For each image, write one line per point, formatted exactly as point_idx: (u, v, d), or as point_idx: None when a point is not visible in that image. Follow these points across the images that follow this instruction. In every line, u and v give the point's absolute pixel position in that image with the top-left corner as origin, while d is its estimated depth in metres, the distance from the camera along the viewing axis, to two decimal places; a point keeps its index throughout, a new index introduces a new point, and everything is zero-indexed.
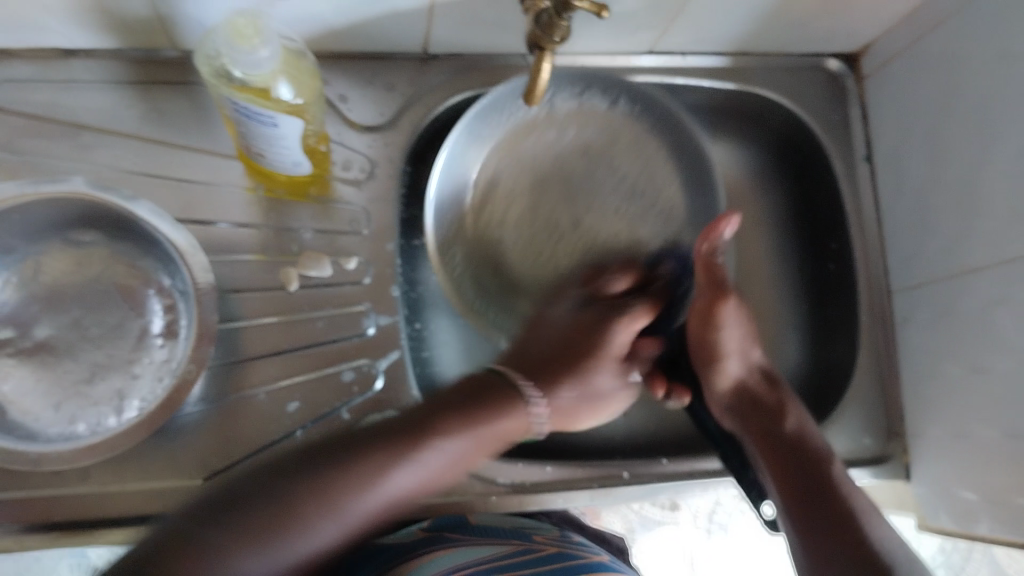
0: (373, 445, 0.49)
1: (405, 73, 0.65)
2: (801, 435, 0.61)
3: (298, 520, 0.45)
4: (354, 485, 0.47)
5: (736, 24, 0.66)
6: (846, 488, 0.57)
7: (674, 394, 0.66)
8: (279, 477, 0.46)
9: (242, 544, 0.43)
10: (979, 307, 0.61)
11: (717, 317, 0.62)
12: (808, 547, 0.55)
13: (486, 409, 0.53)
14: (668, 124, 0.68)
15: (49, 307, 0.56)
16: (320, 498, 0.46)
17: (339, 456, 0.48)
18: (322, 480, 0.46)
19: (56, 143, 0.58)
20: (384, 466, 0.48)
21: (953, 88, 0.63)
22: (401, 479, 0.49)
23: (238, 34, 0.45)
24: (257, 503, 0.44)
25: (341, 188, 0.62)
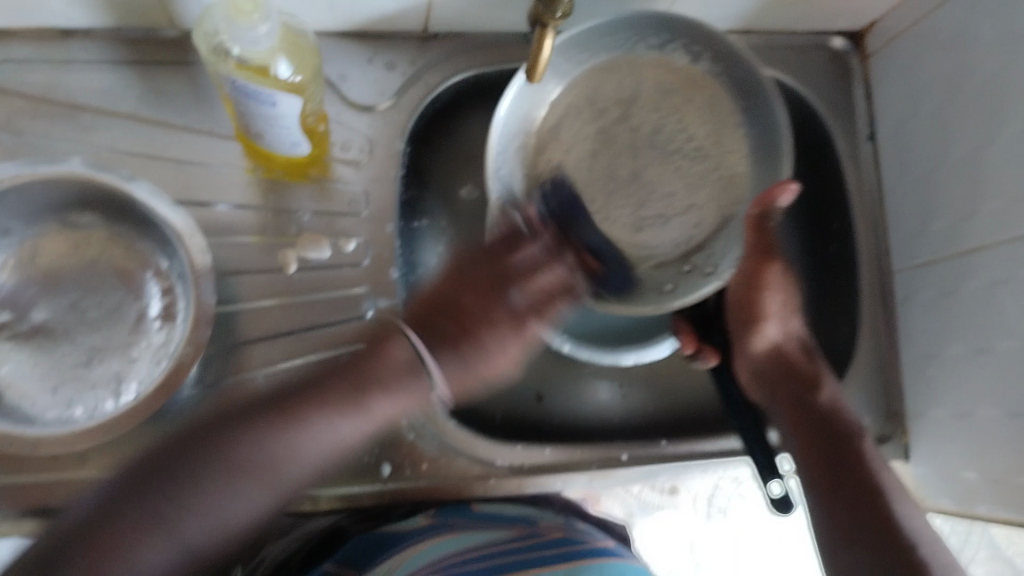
0: (271, 418, 0.47)
1: (405, 53, 0.64)
2: (835, 405, 0.60)
3: (185, 505, 0.44)
4: (242, 455, 0.46)
5: (740, 2, 0.65)
6: (878, 465, 0.56)
7: (702, 355, 0.66)
8: (153, 470, 0.44)
9: (140, 536, 0.42)
10: (982, 287, 0.61)
11: (763, 279, 0.62)
12: (833, 517, 0.54)
13: (360, 376, 0.49)
14: (746, 87, 0.63)
15: (45, 289, 0.55)
16: (224, 476, 0.45)
17: (224, 433, 0.46)
18: (233, 453, 0.46)
19: (55, 124, 0.57)
20: (284, 434, 0.47)
21: (957, 67, 0.62)
22: (335, 429, 0.48)
23: (237, 10, 0.43)
24: (146, 497, 0.43)
25: (340, 169, 0.62)
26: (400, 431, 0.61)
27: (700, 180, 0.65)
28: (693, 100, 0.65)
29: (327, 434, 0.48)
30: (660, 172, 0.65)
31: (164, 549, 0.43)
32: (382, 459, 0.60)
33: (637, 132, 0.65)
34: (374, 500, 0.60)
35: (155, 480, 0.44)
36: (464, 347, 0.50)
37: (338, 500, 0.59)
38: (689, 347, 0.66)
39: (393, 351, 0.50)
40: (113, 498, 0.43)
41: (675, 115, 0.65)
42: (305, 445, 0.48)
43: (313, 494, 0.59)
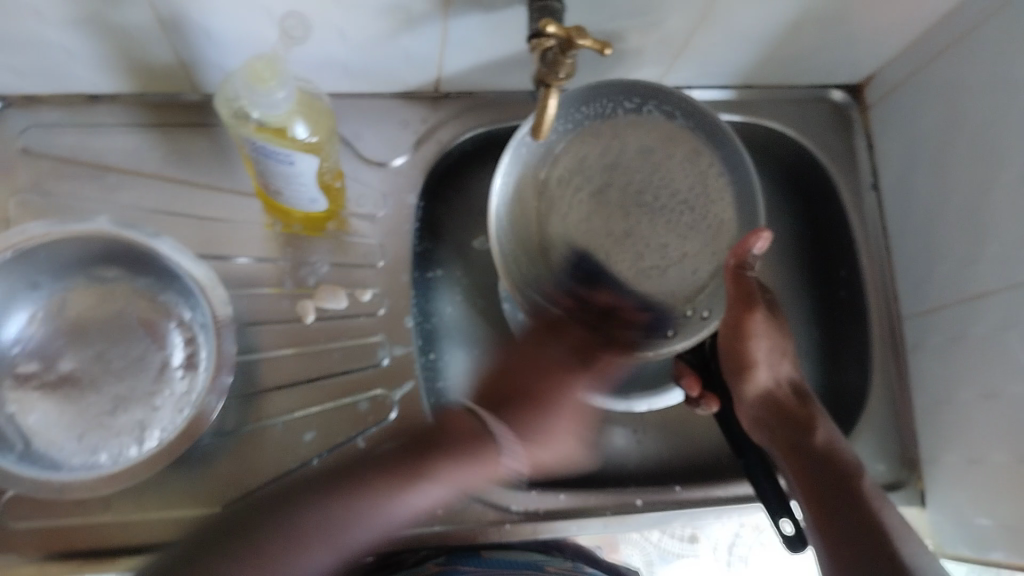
0: (421, 454, 0.55)
1: (418, 112, 0.67)
2: (831, 446, 0.60)
3: (326, 537, 0.51)
4: (364, 518, 0.52)
5: (740, 59, 0.68)
6: (877, 505, 0.56)
7: (703, 401, 0.69)
8: (303, 499, 0.52)
9: (251, 556, 0.48)
10: (988, 331, 0.62)
11: (747, 326, 0.62)
12: (827, 542, 0.55)
13: (461, 447, 0.56)
14: (721, 143, 0.65)
15: (74, 341, 0.58)
16: (341, 490, 0.52)
17: (354, 475, 0.54)
18: (339, 493, 0.52)
19: (80, 183, 0.60)
20: (400, 489, 0.54)
21: (955, 117, 0.64)
22: (432, 492, 0.55)
23: (256, 76, 0.46)
24: (315, 506, 0.51)
25: (356, 223, 0.64)
26: None
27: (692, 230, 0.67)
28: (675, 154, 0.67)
29: (415, 500, 0.54)
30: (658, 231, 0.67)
31: (286, 575, 0.49)
32: None
33: (627, 188, 0.67)
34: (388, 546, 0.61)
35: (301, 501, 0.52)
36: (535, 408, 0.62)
37: None
38: (693, 390, 0.69)
39: (454, 424, 0.58)
40: (229, 518, 0.51)
41: (654, 172, 0.67)
42: (451, 477, 0.56)
43: None
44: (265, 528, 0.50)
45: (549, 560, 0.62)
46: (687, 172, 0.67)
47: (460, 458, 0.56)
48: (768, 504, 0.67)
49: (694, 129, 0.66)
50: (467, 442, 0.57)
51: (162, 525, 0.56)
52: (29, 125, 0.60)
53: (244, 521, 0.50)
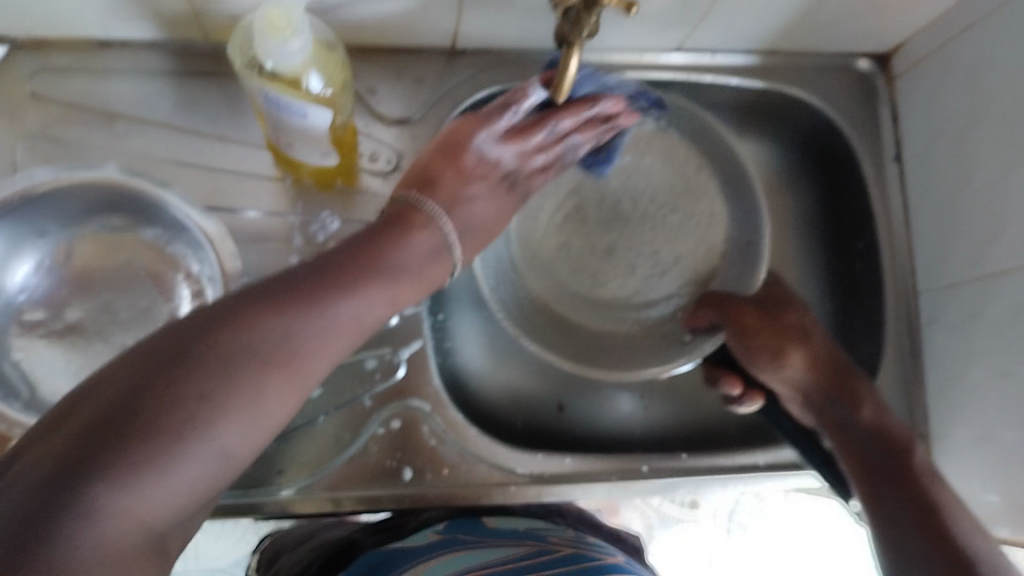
0: (339, 270, 0.43)
1: (433, 68, 0.65)
2: (879, 423, 0.57)
3: (250, 398, 0.36)
4: (255, 397, 0.36)
5: (767, 23, 0.66)
6: (925, 474, 0.53)
7: (746, 398, 0.65)
8: (203, 341, 0.36)
9: (174, 413, 0.33)
10: (1007, 310, 0.60)
11: (747, 323, 0.61)
12: (885, 526, 0.52)
13: (395, 227, 0.47)
14: (697, 136, 0.68)
15: (80, 290, 0.57)
16: (203, 366, 0.35)
17: (253, 315, 0.38)
18: (203, 345, 0.36)
19: (90, 130, 0.59)
20: (285, 329, 0.38)
21: (985, 89, 0.62)
22: (371, 301, 0.43)
23: (272, 26, 0.44)
24: (234, 333, 0.37)
25: (368, 180, 0.63)
26: (422, 437, 0.61)
27: (683, 227, 0.70)
28: (658, 150, 0.70)
29: (345, 315, 0.41)
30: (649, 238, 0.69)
31: (233, 438, 0.35)
32: (403, 463, 0.60)
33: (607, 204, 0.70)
34: (392, 504, 0.60)
35: (202, 348, 0.35)
36: (422, 183, 0.51)
37: (360, 502, 0.59)
38: (737, 387, 0.65)
39: (414, 242, 0.48)
40: (125, 364, 0.34)
41: (635, 181, 0.70)
42: (399, 295, 0.46)
43: (335, 495, 0.58)
44: (127, 424, 0.32)
45: (553, 535, 0.61)
46: (666, 174, 0.70)
47: (376, 262, 0.44)
48: (774, 475, 0.67)
49: (668, 127, 0.69)
50: (363, 267, 0.44)
51: None
52: (38, 68, 0.59)
53: (165, 354, 0.35)
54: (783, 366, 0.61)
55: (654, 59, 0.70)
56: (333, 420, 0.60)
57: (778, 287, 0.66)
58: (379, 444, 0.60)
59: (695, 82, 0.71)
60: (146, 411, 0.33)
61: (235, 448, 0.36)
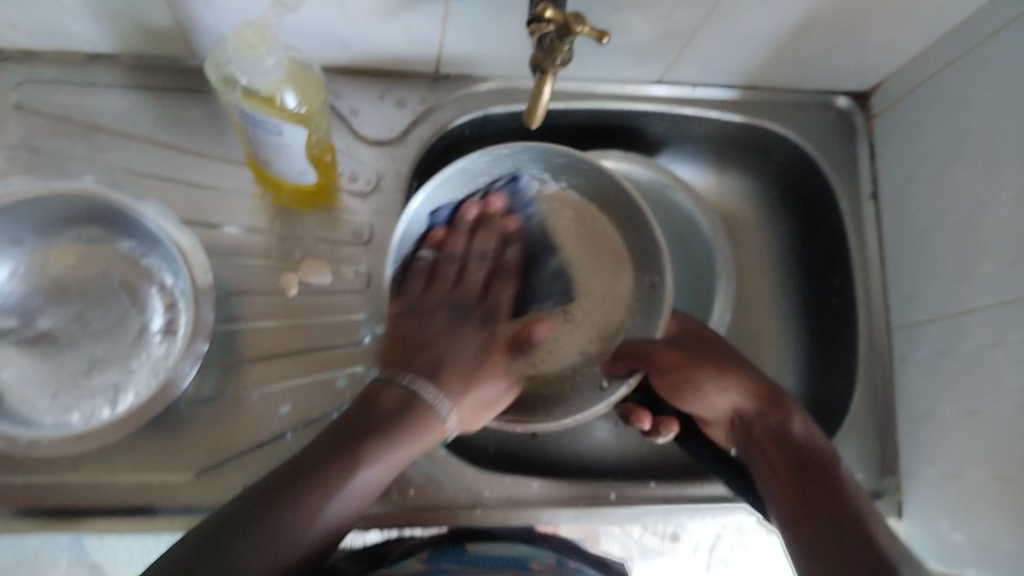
0: (358, 449, 0.48)
1: (416, 92, 0.66)
2: (808, 439, 0.57)
3: (279, 550, 0.44)
4: (295, 523, 0.45)
5: (746, 58, 0.67)
6: (852, 488, 0.52)
7: (662, 428, 0.65)
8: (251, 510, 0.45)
9: None
10: (976, 349, 0.61)
11: (660, 360, 0.62)
12: (802, 536, 0.50)
13: (395, 422, 0.50)
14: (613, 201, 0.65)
15: (53, 300, 0.57)
16: (251, 552, 0.43)
17: (292, 491, 0.46)
18: (227, 548, 0.43)
19: (73, 143, 0.60)
20: (318, 502, 0.46)
21: (958, 131, 0.63)
22: (374, 472, 0.49)
23: (245, 42, 0.45)
24: (267, 510, 0.45)
25: (346, 200, 0.64)
26: None
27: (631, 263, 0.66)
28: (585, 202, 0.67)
29: (356, 487, 0.48)
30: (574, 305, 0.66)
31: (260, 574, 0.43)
32: None
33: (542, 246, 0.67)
34: (359, 523, 0.61)
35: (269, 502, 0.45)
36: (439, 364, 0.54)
37: None
38: (646, 422, 0.65)
39: (385, 399, 0.51)
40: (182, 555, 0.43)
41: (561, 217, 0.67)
42: (401, 456, 0.50)
43: None
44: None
45: (536, 560, 0.60)
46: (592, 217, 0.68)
47: (393, 437, 0.49)
48: (745, 506, 0.66)
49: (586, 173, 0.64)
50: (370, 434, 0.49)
51: (135, 490, 0.56)
52: (24, 80, 0.60)
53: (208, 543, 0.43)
54: (704, 396, 0.62)
55: (636, 90, 0.71)
56: (299, 437, 0.58)
57: (692, 321, 0.67)
58: None
59: (676, 114, 0.72)
60: None
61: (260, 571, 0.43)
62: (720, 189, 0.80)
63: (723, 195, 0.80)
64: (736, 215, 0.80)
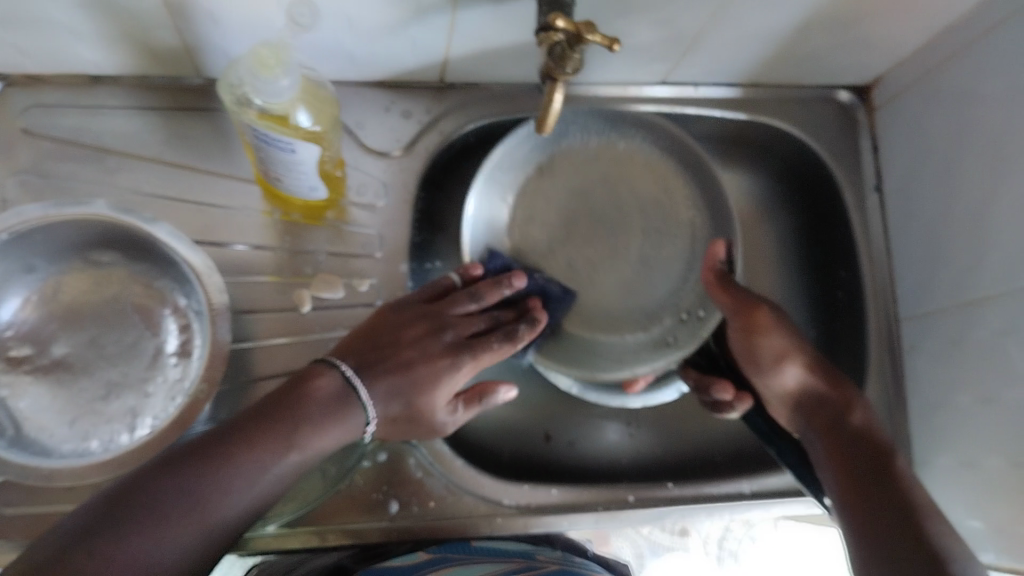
0: (257, 433, 0.46)
1: (421, 102, 0.66)
2: (866, 427, 0.58)
3: (171, 521, 0.41)
4: (196, 506, 0.42)
5: (748, 58, 0.67)
6: (908, 478, 0.53)
7: (738, 401, 0.66)
8: (147, 490, 0.42)
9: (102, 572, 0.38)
10: (987, 341, 0.61)
11: (758, 318, 0.62)
12: (850, 516, 0.52)
13: (293, 416, 0.47)
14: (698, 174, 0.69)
15: (67, 325, 0.57)
16: (166, 513, 0.41)
17: (174, 470, 0.43)
18: (123, 510, 0.40)
19: (79, 166, 0.59)
20: (228, 462, 0.44)
21: (962, 121, 0.64)
22: (290, 464, 0.47)
23: (261, 63, 0.45)
24: (122, 518, 0.40)
25: (356, 213, 0.64)
26: (407, 469, 0.62)
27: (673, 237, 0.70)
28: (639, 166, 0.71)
29: (268, 468, 0.45)
30: (616, 256, 0.70)
31: (184, 543, 0.41)
32: (389, 496, 0.61)
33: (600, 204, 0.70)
34: (381, 537, 0.60)
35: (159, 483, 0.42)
36: (402, 372, 0.54)
37: (346, 536, 0.60)
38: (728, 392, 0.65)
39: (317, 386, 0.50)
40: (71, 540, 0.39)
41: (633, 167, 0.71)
42: (317, 446, 0.48)
43: (317, 529, 0.59)
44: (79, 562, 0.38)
45: (540, 551, 0.61)
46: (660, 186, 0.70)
47: (296, 424, 0.47)
48: (762, 502, 0.67)
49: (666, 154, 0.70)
50: (278, 438, 0.46)
51: None
52: (29, 106, 0.59)
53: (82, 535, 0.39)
54: (779, 372, 0.62)
55: (639, 92, 0.71)
56: None
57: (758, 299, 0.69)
58: (365, 477, 0.61)
59: (678, 114, 0.72)
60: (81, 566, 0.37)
61: (158, 560, 0.40)
62: (724, 186, 0.80)
63: (727, 191, 0.80)
64: (739, 211, 0.80)
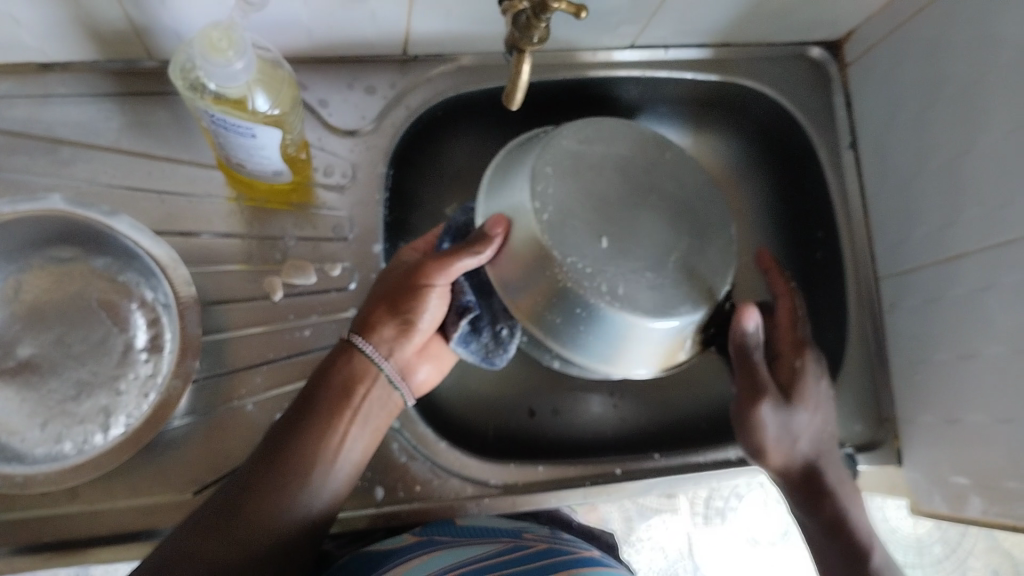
0: (333, 405, 0.52)
1: (386, 75, 0.64)
2: (841, 520, 0.59)
3: (287, 498, 0.50)
4: (303, 472, 0.50)
5: (717, 16, 0.65)
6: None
7: None
8: (247, 493, 0.49)
9: (239, 541, 0.48)
10: (965, 295, 0.61)
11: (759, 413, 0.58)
12: None
13: (347, 372, 0.53)
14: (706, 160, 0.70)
15: (30, 326, 0.55)
16: (285, 483, 0.50)
17: (266, 469, 0.49)
18: (240, 501, 0.48)
19: (34, 159, 0.57)
20: (335, 427, 0.52)
21: (936, 74, 0.63)
22: (357, 439, 0.53)
23: (211, 46, 0.43)
24: (247, 503, 0.48)
25: (323, 195, 0.62)
26: (393, 454, 0.61)
27: None
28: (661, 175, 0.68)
29: (359, 429, 0.53)
30: None
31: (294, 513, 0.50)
32: (374, 483, 0.60)
33: None
34: (368, 524, 0.59)
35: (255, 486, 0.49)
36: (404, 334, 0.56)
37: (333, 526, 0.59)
38: None
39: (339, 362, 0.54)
40: (197, 527, 0.48)
41: None
42: (388, 393, 0.55)
43: None
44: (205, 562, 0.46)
45: (526, 530, 0.62)
46: None
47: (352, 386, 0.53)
48: (749, 468, 0.67)
49: None
50: (348, 398, 0.53)
51: (134, 513, 0.54)
52: None
53: (193, 538, 0.47)
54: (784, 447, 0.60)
55: (609, 57, 0.69)
56: None
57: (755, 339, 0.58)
58: None
59: (650, 79, 0.70)
60: (209, 552, 0.47)
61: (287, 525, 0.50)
62: (698, 150, 0.79)
63: (701, 154, 0.79)
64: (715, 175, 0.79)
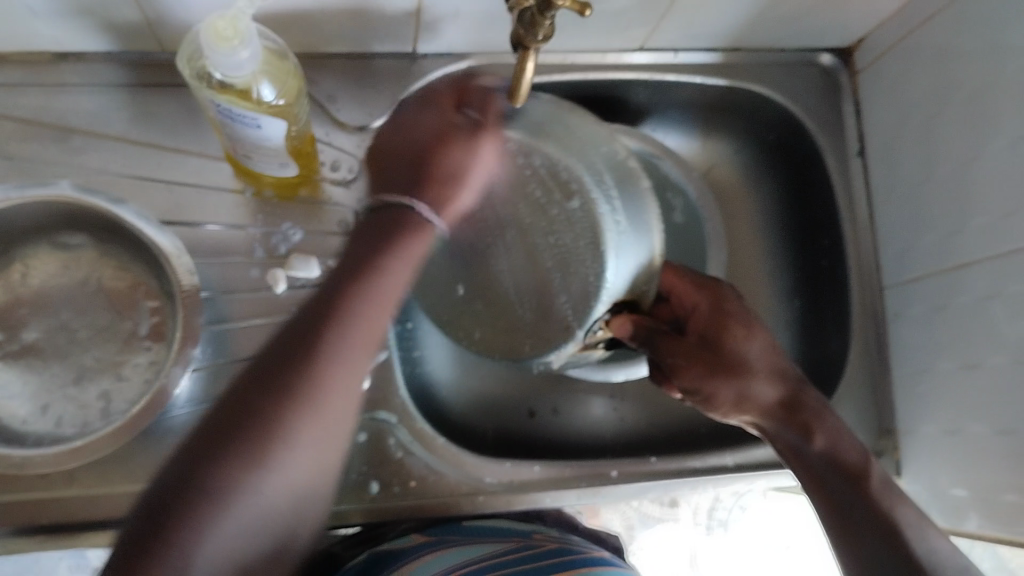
0: (341, 310, 0.45)
1: (396, 73, 0.65)
2: (831, 448, 0.54)
3: (285, 411, 0.42)
4: (302, 397, 0.43)
5: (726, 21, 0.66)
6: (890, 504, 0.51)
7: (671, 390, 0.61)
8: (236, 429, 0.41)
9: (235, 480, 0.40)
10: (970, 304, 0.61)
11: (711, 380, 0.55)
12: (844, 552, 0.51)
13: (388, 234, 0.48)
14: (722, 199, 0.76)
15: (36, 310, 0.56)
16: (277, 399, 0.42)
17: (220, 453, 0.40)
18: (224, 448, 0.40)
19: (44, 146, 0.58)
20: (337, 329, 0.45)
21: (944, 83, 0.62)
22: (358, 349, 0.46)
23: (216, 35, 0.44)
24: (226, 449, 0.40)
25: (330, 190, 0.62)
26: (390, 450, 0.61)
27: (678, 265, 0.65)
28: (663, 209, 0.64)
29: (357, 349, 0.45)
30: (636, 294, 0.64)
31: (287, 454, 0.42)
32: (370, 477, 0.60)
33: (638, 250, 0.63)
34: (363, 518, 0.60)
35: (209, 479, 0.40)
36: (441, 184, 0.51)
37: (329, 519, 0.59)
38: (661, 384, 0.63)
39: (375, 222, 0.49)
40: (175, 472, 0.40)
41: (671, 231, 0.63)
42: (399, 273, 0.48)
43: None
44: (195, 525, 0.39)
45: (538, 531, 0.62)
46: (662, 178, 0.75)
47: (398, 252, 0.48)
48: (745, 475, 0.66)
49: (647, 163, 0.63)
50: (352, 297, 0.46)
51: (131, 499, 0.55)
52: None
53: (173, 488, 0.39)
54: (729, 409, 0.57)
55: (617, 59, 0.69)
56: None
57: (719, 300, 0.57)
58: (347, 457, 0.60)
59: (658, 82, 0.71)
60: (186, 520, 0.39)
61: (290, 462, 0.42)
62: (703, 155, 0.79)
63: (708, 159, 0.79)
64: (722, 180, 0.79)
